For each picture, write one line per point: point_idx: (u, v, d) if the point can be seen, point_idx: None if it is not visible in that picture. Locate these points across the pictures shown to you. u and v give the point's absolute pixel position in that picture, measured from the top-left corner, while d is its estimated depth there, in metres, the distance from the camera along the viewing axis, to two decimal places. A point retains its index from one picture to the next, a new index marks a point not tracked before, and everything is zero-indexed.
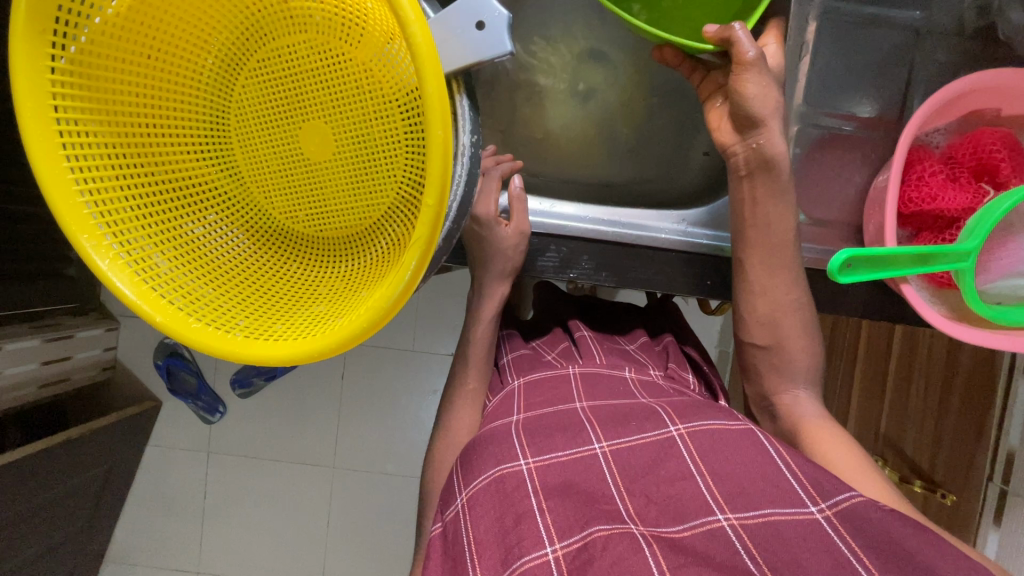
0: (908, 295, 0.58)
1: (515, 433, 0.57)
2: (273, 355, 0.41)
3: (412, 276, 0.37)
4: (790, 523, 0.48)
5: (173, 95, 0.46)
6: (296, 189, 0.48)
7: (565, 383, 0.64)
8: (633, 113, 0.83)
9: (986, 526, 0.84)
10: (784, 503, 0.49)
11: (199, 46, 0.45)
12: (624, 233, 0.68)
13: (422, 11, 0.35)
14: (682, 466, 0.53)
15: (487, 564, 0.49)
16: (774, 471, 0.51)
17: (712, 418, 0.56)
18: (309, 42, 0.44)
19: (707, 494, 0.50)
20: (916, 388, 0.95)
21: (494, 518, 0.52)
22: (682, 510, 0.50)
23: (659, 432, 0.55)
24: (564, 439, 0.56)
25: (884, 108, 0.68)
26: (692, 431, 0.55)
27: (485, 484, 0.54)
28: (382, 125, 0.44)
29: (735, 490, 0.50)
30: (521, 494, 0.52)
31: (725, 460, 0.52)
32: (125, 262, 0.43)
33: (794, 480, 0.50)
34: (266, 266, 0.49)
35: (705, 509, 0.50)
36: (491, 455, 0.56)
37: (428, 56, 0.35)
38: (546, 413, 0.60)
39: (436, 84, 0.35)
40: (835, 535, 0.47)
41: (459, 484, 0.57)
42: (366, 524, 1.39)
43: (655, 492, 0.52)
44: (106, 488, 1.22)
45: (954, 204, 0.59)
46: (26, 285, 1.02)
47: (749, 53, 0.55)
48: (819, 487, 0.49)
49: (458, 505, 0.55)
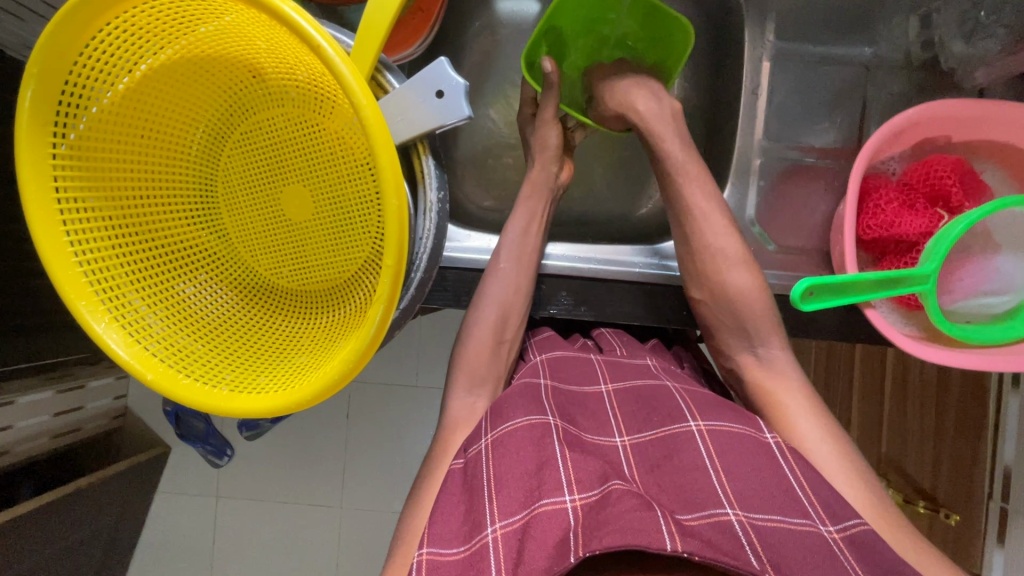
0: (870, 317, 0.60)
1: (541, 389, 0.58)
2: (255, 408, 0.44)
3: (378, 329, 0.40)
4: (795, 533, 0.46)
5: (165, 168, 0.50)
6: (279, 247, 0.51)
7: (588, 365, 0.64)
8: (607, 152, 0.87)
9: (990, 546, 0.82)
10: (793, 513, 0.48)
11: (188, 123, 0.50)
12: (600, 269, 0.71)
13: (373, 96, 0.39)
14: (696, 458, 0.52)
15: (505, 501, 0.48)
16: (785, 481, 0.50)
17: (735, 420, 0.55)
18: (287, 115, 0.49)
19: (718, 490, 0.49)
20: (912, 407, 0.95)
21: (520, 460, 0.50)
22: (696, 500, 0.49)
23: (680, 426, 0.55)
24: (586, 420, 0.58)
25: (843, 138, 0.71)
26: (712, 431, 0.53)
27: (512, 429, 0.53)
28: (354, 187, 0.48)
29: (747, 492, 0.49)
30: (545, 444, 0.51)
31: (742, 462, 0.51)
32: (120, 324, 0.46)
33: (804, 497, 0.49)
34: (252, 320, 0.52)
35: (714, 502, 0.48)
36: (523, 405, 0.55)
37: (381, 133, 0.38)
38: (571, 387, 0.61)
39: (388, 158, 0.38)
40: (839, 553, 0.46)
41: (485, 426, 0.55)
42: (373, 566, 1.38)
43: (666, 480, 0.51)
44: (117, 535, 1.23)
45: (911, 229, 0.61)
46: (52, 335, 1.05)
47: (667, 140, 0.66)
48: (830, 511, 0.48)
49: (481, 444, 0.54)
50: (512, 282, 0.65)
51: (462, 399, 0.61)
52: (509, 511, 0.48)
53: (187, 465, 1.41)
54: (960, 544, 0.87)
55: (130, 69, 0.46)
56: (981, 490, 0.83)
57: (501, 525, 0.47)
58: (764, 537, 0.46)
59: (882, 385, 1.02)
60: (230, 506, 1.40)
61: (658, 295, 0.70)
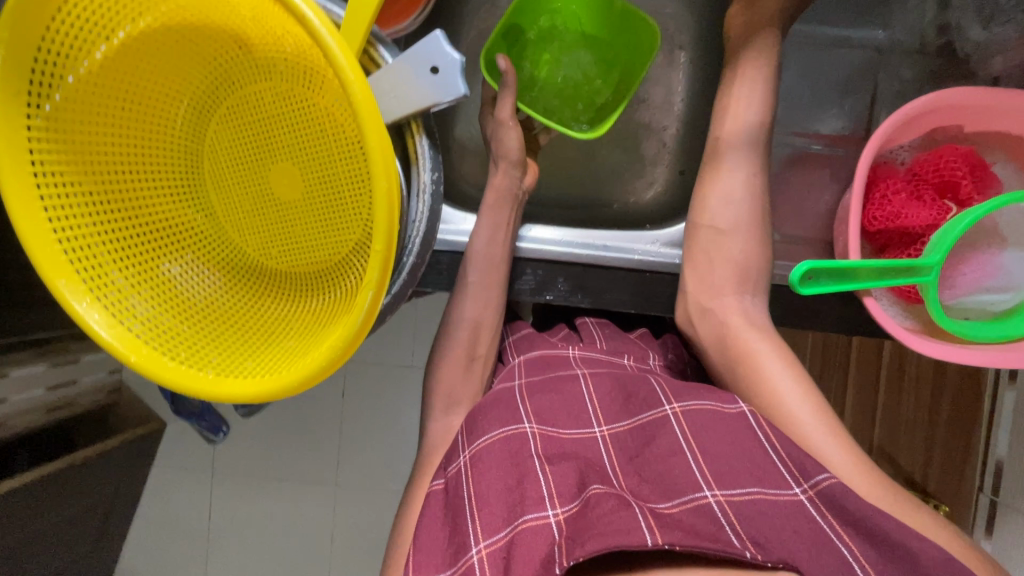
0: (869, 307, 0.59)
1: (515, 393, 0.57)
2: (242, 392, 0.43)
3: (367, 315, 0.39)
4: (770, 504, 0.47)
5: (149, 143, 0.48)
6: (268, 227, 0.50)
7: (564, 360, 0.62)
8: (609, 135, 0.85)
9: (977, 538, 0.83)
10: (769, 485, 0.49)
11: (172, 95, 0.48)
12: (598, 255, 0.69)
13: (362, 70, 0.36)
14: (674, 442, 0.52)
15: (489, 519, 0.48)
16: (762, 456, 0.50)
17: (708, 398, 0.55)
18: (275, 89, 0.46)
19: (696, 471, 0.50)
20: (907, 398, 0.94)
21: (499, 475, 0.50)
22: (670, 487, 0.50)
23: (653, 411, 0.55)
24: (566, 415, 0.55)
25: (851, 125, 0.69)
26: (687, 411, 0.54)
27: (489, 443, 0.52)
28: (345, 166, 0.46)
29: (723, 469, 0.50)
30: (523, 457, 0.51)
31: (717, 438, 0.52)
32: (102, 304, 0.45)
33: (781, 465, 0.50)
34: (240, 301, 0.50)
35: (693, 486, 0.49)
36: (498, 415, 0.54)
37: (370, 110, 0.36)
38: (544, 378, 0.59)
39: (378, 137, 0.36)
40: (818, 516, 0.47)
41: (462, 441, 0.55)
42: (367, 542, 1.40)
43: (646, 470, 0.51)
44: (113, 509, 1.24)
45: (917, 221, 0.59)
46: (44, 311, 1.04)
47: None
48: (802, 469, 0.49)
49: (460, 462, 0.53)
50: (485, 267, 0.64)
51: (439, 419, 0.62)
52: (492, 529, 0.47)
53: (182, 442, 1.41)
54: None
55: (109, 37, 0.44)
56: (972, 481, 0.84)
57: (486, 544, 0.47)
58: (742, 514, 0.47)
59: (878, 376, 1.02)
60: (225, 482, 1.41)
61: (654, 284, 0.70)
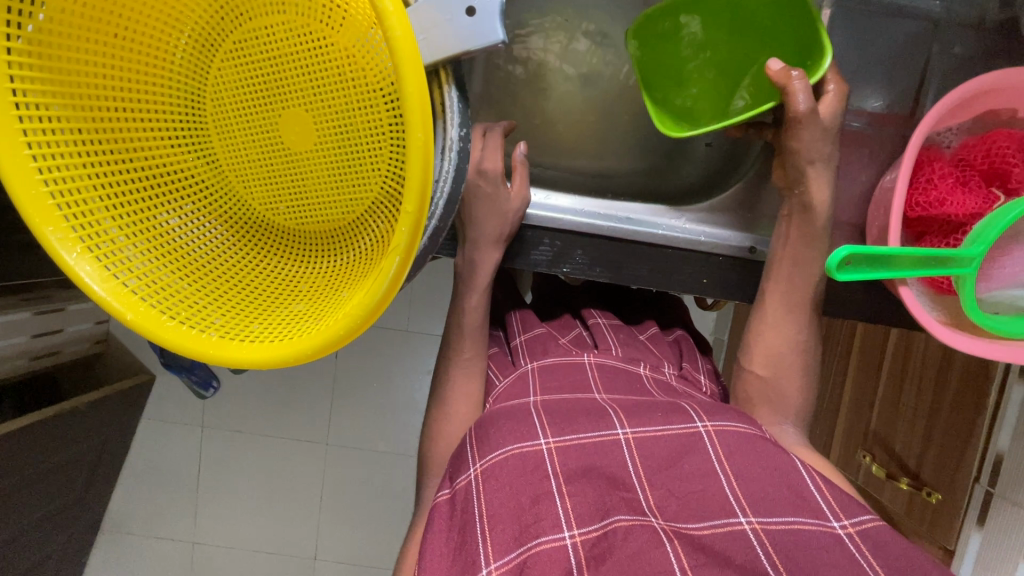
0: (904, 298, 0.56)
1: (534, 412, 0.55)
2: (248, 358, 0.40)
3: (391, 284, 0.35)
4: (811, 534, 0.46)
5: (146, 78, 0.43)
6: (276, 179, 0.46)
7: (580, 372, 0.61)
8: (633, 99, 0.81)
9: (968, 526, 0.83)
10: (806, 512, 0.48)
11: (172, 24, 0.43)
12: (621, 227, 0.66)
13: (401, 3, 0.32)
14: (705, 462, 0.51)
15: (499, 538, 0.48)
16: (800, 482, 0.49)
17: (740, 420, 0.54)
18: (288, 23, 0.42)
19: (730, 495, 0.49)
20: (909, 387, 0.92)
21: (512, 493, 0.50)
22: (704, 508, 0.48)
23: (684, 426, 0.53)
24: (587, 421, 0.54)
25: (895, 102, 0.65)
26: (720, 431, 0.52)
27: (501, 461, 0.51)
28: (365, 116, 0.42)
29: (759, 493, 0.49)
30: (540, 475, 0.50)
31: (751, 461, 0.50)
32: (94, 255, 0.41)
33: (819, 494, 0.49)
34: (245, 259, 0.47)
35: (727, 510, 0.48)
36: (510, 430, 0.54)
37: (408, 50, 0.32)
38: (563, 398, 0.58)
39: (416, 82, 0.32)
40: (856, 551, 0.46)
41: (472, 454, 0.54)
42: (357, 502, 1.41)
43: (677, 486, 0.50)
44: (100, 460, 1.22)
45: (962, 209, 0.56)
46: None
47: (800, 105, 0.55)
48: (843, 504, 0.48)
49: (470, 474, 0.53)
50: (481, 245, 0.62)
51: None
52: (504, 550, 0.47)
53: (172, 395, 1.39)
54: (936, 520, 0.88)
55: None
56: (967, 474, 0.83)
57: (497, 566, 0.47)
58: (779, 545, 0.46)
59: (881, 362, 0.99)
60: (215, 438, 1.40)
61: (677, 261, 0.66)
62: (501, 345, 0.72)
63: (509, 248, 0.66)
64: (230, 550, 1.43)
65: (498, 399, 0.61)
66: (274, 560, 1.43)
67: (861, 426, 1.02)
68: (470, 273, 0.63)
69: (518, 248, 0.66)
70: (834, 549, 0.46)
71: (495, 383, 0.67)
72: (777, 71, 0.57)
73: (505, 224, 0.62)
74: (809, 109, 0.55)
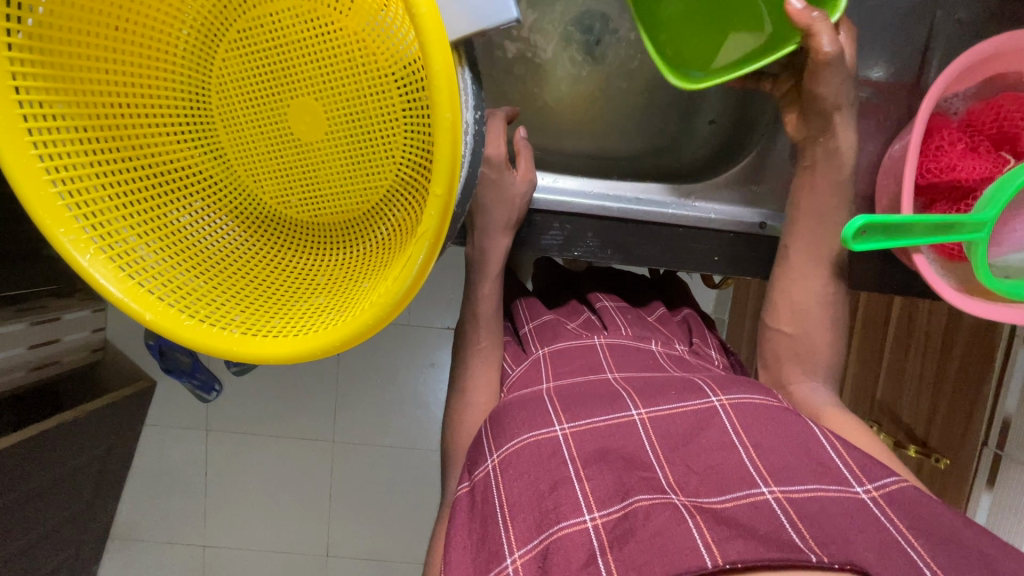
0: (919, 265, 0.57)
1: (548, 400, 0.55)
2: (273, 353, 0.39)
3: (421, 271, 0.35)
4: (832, 500, 0.47)
5: (148, 72, 0.42)
6: (286, 171, 0.45)
7: (593, 354, 0.61)
8: (634, 79, 0.80)
9: (978, 489, 0.85)
10: (829, 481, 0.48)
11: (173, 16, 0.42)
12: (630, 208, 0.66)
13: None
14: (723, 436, 0.51)
15: (520, 528, 0.48)
16: (819, 448, 0.50)
17: (754, 392, 0.55)
18: (294, 10, 0.41)
19: (750, 466, 0.49)
20: (914, 355, 0.93)
21: (531, 480, 0.50)
22: (724, 481, 0.48)
23: (700, 401, 0.54)
24: (600, 404, 0.54)
25: (900, 71, 0.65)
26: (736, 404, 0.53)
27: (518, 449, 0.52)
28: (377, 102, 0.41)
29: (779, 463, 0.49)
30: (557, 461, 0.50)
31: (768, 433, 0.51)
32: (107, 256, 0.40)
33: (839, 459, 0.49)
34: (258, 254, 0.46)
35: (748, 482, 0.48)
36: (527, 418, 0.54)
37: (434, 32, 0.32)
38: (577, 381, 0.58)
39: (442, 63, 0.32)
40: (882, 514, 0.46)
41: (488, 444, 0.55)
42: (368, 496, 1.41)
43: (695, 462, 0.50)
44: (106, 469, 1.21)
45: (972, 174, 0.57)
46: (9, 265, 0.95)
47: (828, 49, 0.53)
48: (865, 468, 0.48)
49: (488, 466, 0.53)
50: (495, 232, 0.62)
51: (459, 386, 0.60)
52: (525, 539, 0.47)
53: (175, 400, 1.38)
54: (946, 485, 0.89)
55: None
56: (976, 436, 0.84)
57: (520, 554, 0.46)
58: (804, 510, 0.46)
59: (885, 332, 1.00)
60: (222, 439, 1.39)
61: (688, 239, 0.66)
62: (511, 334, 0.72)
63: (519, 234, 0.66)
64: (244, 550, 1.43)
65: (512, 390, 0.61)
66: (287, 558, 1.43)
67: (867, 396, 1.03)
68: (481, 261, 0.63)
69: (527, 233, 0.66)
70: (858, 516, 0.45)
71: (509, 372, 0.66)
72: (799, 10, 0.53)
73: (514, 210, 0.61)
74: (836, 51, 0.54)
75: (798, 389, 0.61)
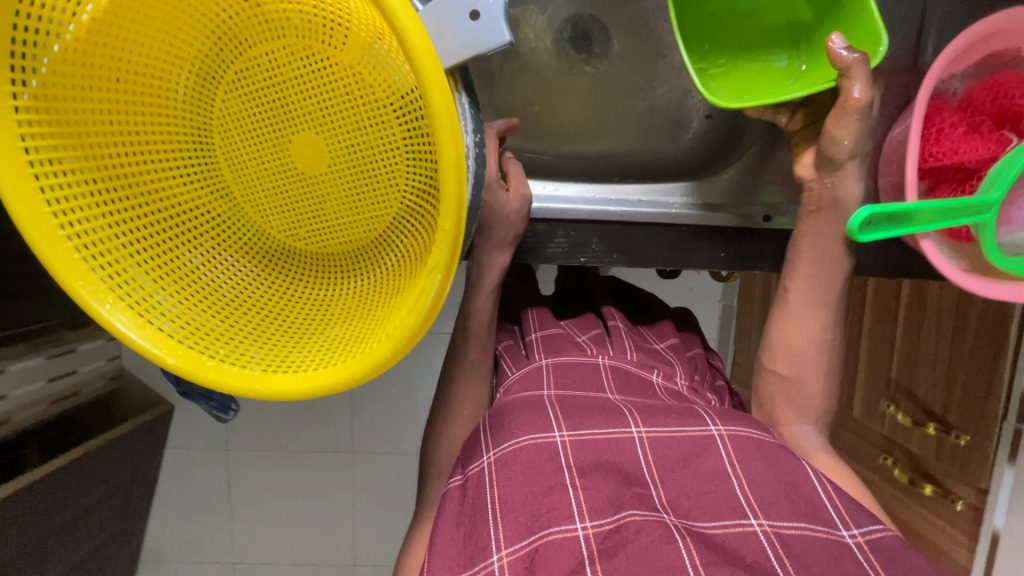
0: (927, 251, 0.56)
1: (548, 404, 0.56)
2: (294, 389, 0.40)
3: (434, 302, 0.35)
4: (815, 539, 0.48)
5: (151, 119, 0.43)
6: (292, 205, 0.45)
7: (594, 372, 0.61)
8: (628, 79, 0.80)
9: (1000, 465, 0.83)
10: (817, 521, 0.49)
11: (171, 61, 0.42)
12: (633, 211, 0.66)
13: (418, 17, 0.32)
14: (718, 465, 0.52)
15: (511, 526, 0.48)
16: (810, 489, 0.50)
17: (749, 425, 0.55)
18: (290, 47, 0.41)
19: (741, 499, 0.50)
20: (927, 334, 0.93)
21: (527, 481, 0.50)
22: (716, 509, 0.49)
23: (698, 429, 0.54)
24: (601, 418, 0.55)
25: (896, 54, 0.64)
26: (733, 436, 0.53)
27: (514, 450, 0.52)
28: (378, 133, 0.42)
29: (770, 497, 0.50)
30: (554, 467, 0.51)
31: (761, 466, 0.51)
32: (126, 304, 0.41)
33: (829, 504, 0.50)
34: (271, 288, 0.47)
35: (739, 512, 0.49)
36: (526, 420, 0.54)
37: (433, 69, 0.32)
38: (580, 395, 0.58)
39: (443, 101, 0.32)
40: (863, 560, 0.47)
41: (485, 441, 0.55)
42: (390, 504, 1.42)
43: (690, 486, 0.51)
44: (132, 496, 1.23)
45: (974, 155, 0.57)
46: (24, 301, 0.96)
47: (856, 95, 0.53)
48: (853, 514, 0.49)
49: (482, 461, 0.54)
50: (497, 244, 0.62)
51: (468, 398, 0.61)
52: (515, 538, 0.48)
53: (194, 421, 1.39)
54: (966, 461, 0.87)
55: None
56: (995, 411, 0.83)
57: (507, 552, 0.48)
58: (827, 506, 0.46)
59: (897, 312, 1.00)
60: (242, 458, 1.40)
61: (693, 237, 0.66)
62: (513, 338, 0.72)
63: (524, 245, 0.66)
64: (271, 565, 1.45)
65: (511, 390, 0.61)
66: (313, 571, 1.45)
67: (882, 376, 1.03)
68: (478, 275, 0.62)
69: (531, 243, 0.66)
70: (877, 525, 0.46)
71: (508, 376, 0.67)
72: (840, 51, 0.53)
73: (511, 228, 0.62)
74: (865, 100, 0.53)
75: (790, 433, 0.60)
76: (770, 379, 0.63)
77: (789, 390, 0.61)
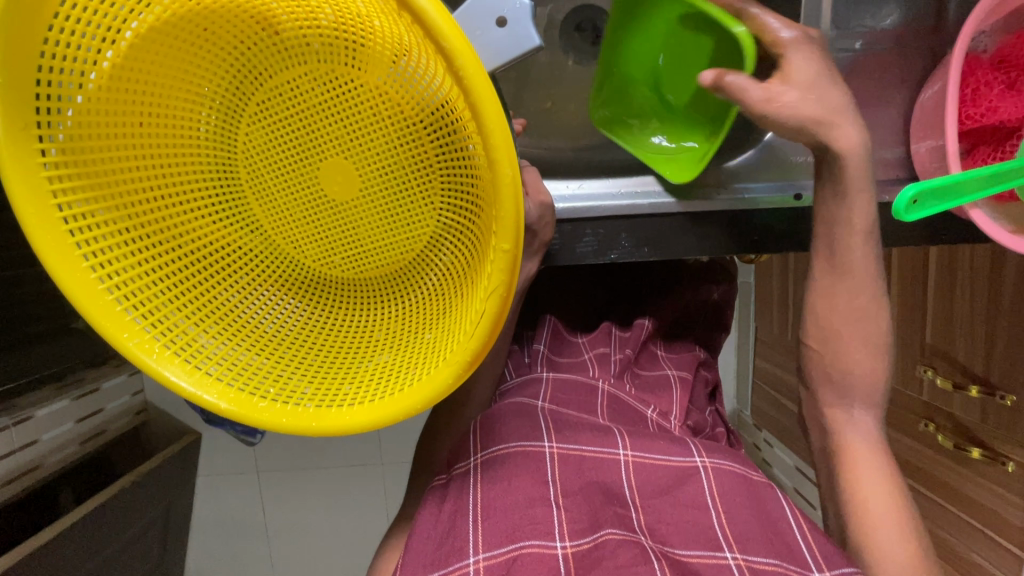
0: (977, 220, 0.54)
1: (539, 415, 0.56)
2: (353, 423, 0.39)
3: (493, 323, 0.35)
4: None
5: (177, 159, 0.42)
6: (325, 233, 0.44)
7: (592, 395, 0.61)
8: None
9: None
10: (789, 559, 0.50)
11: (193, 100, 0.41)
12: (660, 203, 0.65)
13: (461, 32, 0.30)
14: (698, 496, 0.52)
15: (491, 532, 0.49)
16: (784, 528, 0.52)
17: (733, 459, 0.56)
18: (313, 73, 0.40)
19: (718, 531, 0.51)
20: (961, 293, 0.90)
21: (514, 488, 0.51)
22: (694, 537, 0.51)
23: (683, 459, 0.54)
24: (590, 435, 0.55)
25: (918, 16, 0.62)
26: (717, 469, 0.54)
27: (501, 456, 0.53)
28: (409, 151, 0.41)
29: (745, 531, 0.51)
30: (539, 480, 0.51)
31: (740, 502, 0.52)
32: (172, 352, 0.40)
33: (803, 544, 0.51)
34: (312, 320, 0.45)
35: (714, 544, 0.50)
36: (517, 428, 0.54)
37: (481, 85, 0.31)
38: (572, 414, 0.58)
39: (496, 118, 0.31)
40: None
41: (474, 444, 0.55)
42: None
43: (670, 514, 0.52)
44: (169, 530, 1.22)
45: (1014, 113, 0.55)
46: (46, 346, 0.95)
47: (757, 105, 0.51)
48: (827, 555, 0.50)
49: (469, 463, 0.54)
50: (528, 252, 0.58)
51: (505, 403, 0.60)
52: (493, 544, 0.48)
53: (223, 448, 1.39)
54: (1015, 421, 0.85)
55: (113, 41, 0.37)
56: None
57: (483, 557, 0.47)
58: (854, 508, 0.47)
59: (924, 276, 0.97)
60: (272, 479, 1.40)
61: (722, 221, 0.65)
62: (521, 344, 0.72)
63: (552, 248, 0.64)
64: None
65: (505, 395, 0.63)
66: None
67: (915, 341, 1.01)
68: None
69: (559, 244, 0.64)
70: None
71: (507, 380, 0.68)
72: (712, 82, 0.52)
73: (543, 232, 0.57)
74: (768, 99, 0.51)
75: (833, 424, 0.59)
76: (809, 358, 0.61)
77: (828, 370, 0.59)
